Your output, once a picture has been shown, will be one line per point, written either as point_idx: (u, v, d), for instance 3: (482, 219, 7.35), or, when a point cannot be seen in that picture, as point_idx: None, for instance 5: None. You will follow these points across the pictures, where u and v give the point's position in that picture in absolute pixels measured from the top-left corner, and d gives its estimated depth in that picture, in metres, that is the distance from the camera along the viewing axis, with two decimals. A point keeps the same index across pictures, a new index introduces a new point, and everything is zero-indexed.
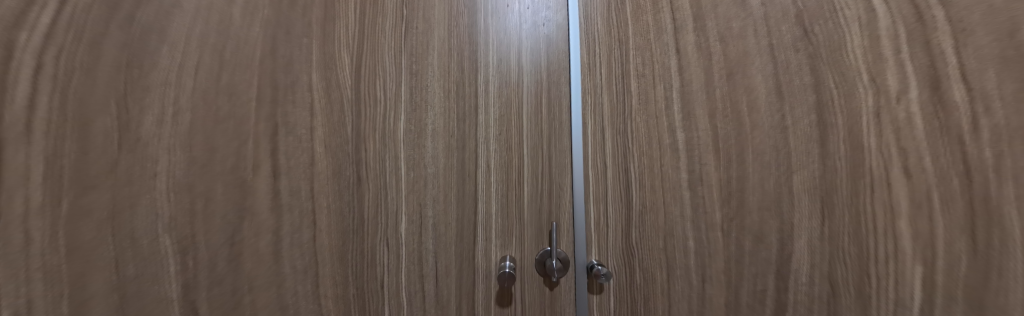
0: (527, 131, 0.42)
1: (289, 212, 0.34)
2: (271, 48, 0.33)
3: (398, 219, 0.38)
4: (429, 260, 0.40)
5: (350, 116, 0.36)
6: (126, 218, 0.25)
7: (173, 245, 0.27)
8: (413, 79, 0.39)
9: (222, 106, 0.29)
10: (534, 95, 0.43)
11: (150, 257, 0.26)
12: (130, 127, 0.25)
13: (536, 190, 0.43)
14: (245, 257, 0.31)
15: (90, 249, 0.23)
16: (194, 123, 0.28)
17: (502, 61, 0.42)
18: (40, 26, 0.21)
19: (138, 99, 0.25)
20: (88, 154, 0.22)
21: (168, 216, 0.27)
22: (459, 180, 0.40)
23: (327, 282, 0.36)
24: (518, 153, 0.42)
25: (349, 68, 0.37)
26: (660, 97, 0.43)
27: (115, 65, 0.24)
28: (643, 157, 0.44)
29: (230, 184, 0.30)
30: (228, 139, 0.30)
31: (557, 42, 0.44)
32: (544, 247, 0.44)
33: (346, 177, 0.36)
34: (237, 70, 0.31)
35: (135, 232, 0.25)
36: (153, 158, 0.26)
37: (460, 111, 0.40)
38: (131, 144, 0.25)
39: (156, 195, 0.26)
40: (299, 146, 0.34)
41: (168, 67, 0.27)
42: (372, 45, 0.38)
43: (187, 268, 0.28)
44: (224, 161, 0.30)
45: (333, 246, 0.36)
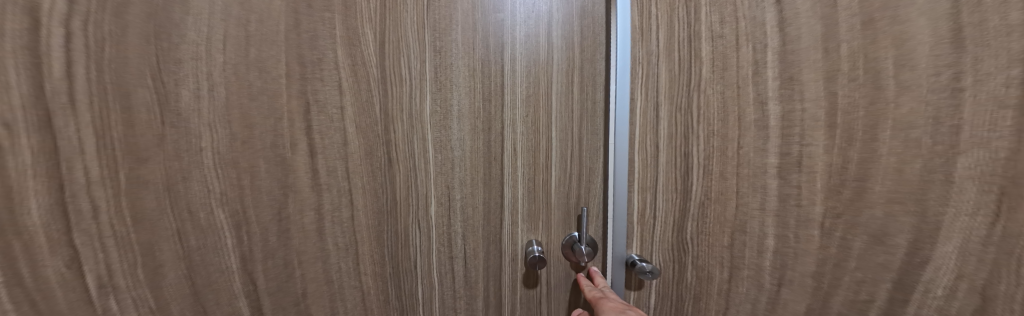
0: (556, 114, 0.37)
1: (329, 192, 0.33)
2: (293, 24, 0.29)
3: (428, 202, 0.37)
4: (457, 243, 0.39)
5: (378, 96, 0.33)
6: (183, 190, 0.27)
7: (227, 219, 0.29)
8: (438, 57, 0.35)
9: (253, 81, 0.28)
10: (565, 75, 0.36)
11: (208, 229, 0.28)
12: (167, 101, 0.25)
13: (566, 175, 0.38)
14: (292, 232, 0.32)
15: (155, 213, 0.26)
16: (229, 99, 0.27)
17: (531, 37, 0.36)
18: (66, 8, 0.22)
19: (175, 75, 0.26)
20: (136, 128, 0.25)
21: (219, 191, 0.28)
22: (486, 164, 0.37)
23: (367, 260, 0.36)
24: (546, 136, 0.37)
25: (374, 44, 0.32)
26: (740, 59, 0.33)
27: (143, 37, 0.24)
28: (713, 137, 0.35)
29: (271, 161, 0.30)
30: (264, 116, 0.29)
31: (593, 12, 0.36)
32: (572, 232, 0.39)
33: (378, 158, 0.34)
34: (264, 46, 0.28)
35: (191, 202, 0.27)
36: (195, 134, 0.27)
37: (487, 86, 0.36)
38: (172, 118, 0.26)
39: (204, 170, 0.27)
40: (331, 125, 0.32)
41: (195, 40, 0.26)
42: (394, 18, 0.33)
43: (242, 242, 0.30)
44: (264, 138, 0.29)
45: (371, 226, 0.35)
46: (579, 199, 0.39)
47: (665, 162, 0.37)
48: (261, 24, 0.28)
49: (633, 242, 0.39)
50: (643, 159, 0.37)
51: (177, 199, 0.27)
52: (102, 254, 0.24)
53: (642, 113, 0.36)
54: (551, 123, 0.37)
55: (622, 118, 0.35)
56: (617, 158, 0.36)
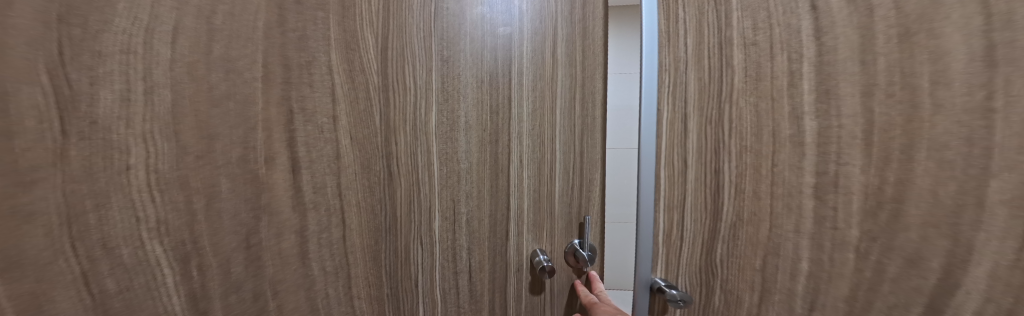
0: (559, 128, 0.33)
1: (315, 211, 0.25)
2: (277, 18, 0.22)
3: (431, 216, 0.31)
4: (462, 257, 0.33)
5: (379, 106, 0.27)
6: (94, 222, 0.16)
7: (170, 253, 0.18)
8: (446, 66, 0.30)
9: (216, 83, 0.20)
10: (567, 92, 0.33)
11: (146, 279, 0.18)
12: (76, 104, 0.15)
13: (568, 187, 0.34)
14: (266, 259, 0.23)
15: (42, 257, 0.15)
16: (179, 103, 0.18)
17: (537, 52, 0.33)
18: None
19: (92, 70, 0.15)
20: (14, 140, 0.14)
21: (155, 219, 0.18)
22: (493, 175, 0.32)
23: (362, 283, 0.28)
24: (551, 149, 0.33)
25: (376, 55, 0.27)
26: (773, 69, 0.29)
27: (39, 18, 0.14)
28: (741, 154, 0.31)
29: (239, 180, 0.21)
30: (230, 125, 0.20)
31: (596, 33, 0.34)
32: (573, 240, 0.35)
33: (377, 172, 0.28)
34: (235, 43, 0.20)
35: (108, 237, 0.16)
36: (124, 146, 0.16)
37: (495, 96, 0.32)
38: (85, 127, 0.15)
39: (133, 193, 0.17)
40: (321, 137, 0.24)
41: (127, 30, 0.17)
42: (398, 23, 0.28)
43: (192, 278, 0.19)
44: (228, 153, 0.20)
45: (366, 246, 0.28)
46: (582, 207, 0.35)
47: (696, 179, 0.32)
48: (232, 18, 0.20)
49: (658, 266, 0.33)
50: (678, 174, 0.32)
51: (83, 235, 0.16)
52: None
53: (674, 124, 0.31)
54: (556, 140, 0.33)
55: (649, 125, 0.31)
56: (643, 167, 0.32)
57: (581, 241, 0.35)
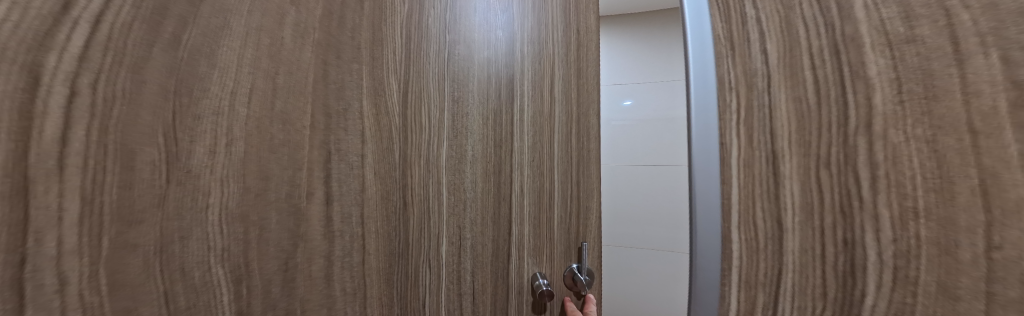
0: (557, 161, 0.48)
1: (341, 237, 0.30)
2: (322, 75, 0.28)
3: (440, 241, 0.40)
4: (466, 279, 0.42)
5: (398, 144, 0.35)
6: (178, 250, 0.20)
7: (227, 275, 0.22)
8: (455, 105, 0.42)
9: (275, 134, 0.25)
10: (563, 125, 0.49)
11: (205, 299, 0.21)
12: (179, 158, 0.20)
13: (565, 214, 0.48)
14: (299, 281, 0.27)
15: (137, 280, 0.18)
16: (248, 153, 0.23)
17: (537, 97, 0.48)
18: (81, 52, 0.16)
19: (191, 129, 0.20)
20: (134, 187, 0.18)
21: (222, 247, 0.22)
22: (496, 203, 0.44)
23: (376, 303, 0.33)
24: (549, 179, 0.48)
25: (397, 92, 0.36)
26: (964, 68, 0.12)
27: (162, 92, 0.19)
28: (927, 243, 0.13)
29: (284, 211, 0.26)
30: (282, 167, 0.25)
31: (585, 87, 0.51)
32: (573, 264, 0.49)
33: (394, 202, 0.35)
34: (292, 98, 0.26)
35: (185, 263, 0.20)
36: (207, 189, 0.21)
37: (499, 134, 0.45)
38: (181, 176, 0.20)
39: (209, 227, 0.21)
40: (350, 173, 0.30)
41: (218, 94, 0.22)
42: (416, 68, 0.38)
43: (242, 296, 0.23)
44: (280, 190, 0.25)
45: (381, 268, 0.34)
46: (579, 235, 0.49)
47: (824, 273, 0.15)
48: (290, 77, 0.26)
49: None
50: (770, 248, 0.17)
51: (169, 262, 0.20)
52: None
53: (752, 162, 0.17)
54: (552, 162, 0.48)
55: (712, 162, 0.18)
56: (700, 229, 0.18)
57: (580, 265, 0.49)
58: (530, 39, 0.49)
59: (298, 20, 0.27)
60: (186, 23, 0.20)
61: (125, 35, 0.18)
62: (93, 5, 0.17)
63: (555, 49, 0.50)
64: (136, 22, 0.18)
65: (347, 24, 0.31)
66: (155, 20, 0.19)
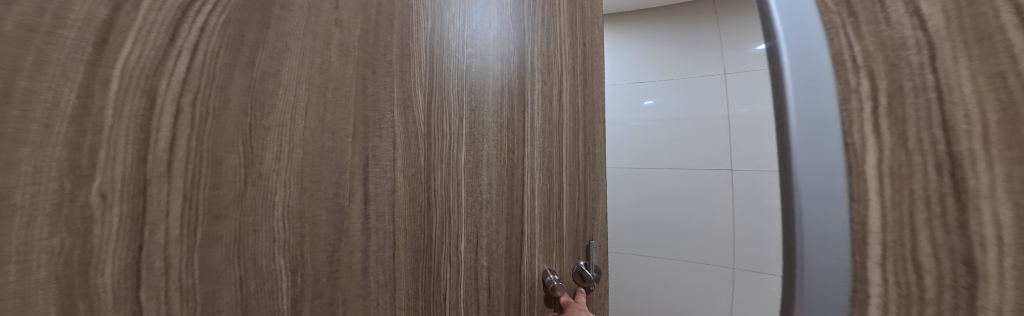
0: (567, 163, 0.57)
1: (375, 234, 0.34)
2: (360, 88, 0.33)
3: (459, 239, 0.43)
4: (484, 274, 0.46)
5: (422, 148, 0.38)
6: (250, 242, 0.25)
7: (286, 264, 0.27)
8: (473, 114, 0.45)
9: (325, 141, 0.29)
10: (573, 132, 0.59)
11: (268, 283, 0.26)
12: (253, 163, 0.25)
13: (571, 214, 0.57)
14: (341, 272, 0.31)
15: (220, 266, 0.23)
16: (303, 158, 0.28)
17: (546, 104, 0.55)
18: (182, 77, 0.22)
19: (262, 139, 0.25)
20: (219, 188, 0.23)
21: (283, 239, 0.27)
22: (509, 204, 0.48)
23: (403, 295, 0.37)
24: (557, 181, 0.55)
25: (422, 104, 0.39)
26: None
27: (241, 109, 0.24)
28: None
29: (330, 210, 0.30)
30: (330, 170, 0.30)
31: (587, 93, 0.61)
32: (578, 262, 0.58)
33: (419, 202, 0.38)
34: (337, 110, 0.30)
35: (257, 252, 0.25)
36: (272, 190, 0.26)
37: (511, 138, 0.49)
38: (253, 178, 0.25)
39: (274, 223, 0.26)
40: (384, 175, 0.34)
41: (282, 109, 0.27)
42: (439, 82, 0.42)
43: (296, 284, 0.28)
44: (328, 190, 0.30)
45: (406, 264, 0.37)
46: (586, 235, 0.59)
47: None
48: (336, 91, 0.30)
49: None
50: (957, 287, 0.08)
51: (244, 251, 0.25)
52: (166, 309, 0.21)
53: (908, 118, 0.09)
54: (562, 166, 0.56)
55: (834, 137, 0.10)
56: (805, 243, 0.10)
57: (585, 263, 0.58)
58: (539, 50, 0.55)
59: (342, 42, 0.32)
60: (258, 48, 0.25)
61: (211, 59, 0.23)
62: (190, 38, 0.22)
63: (561, 60, 0.59)
64: (221, 49, 0.24)
65: (380, 41, 0.35)
66: (235, 47, 0.24)
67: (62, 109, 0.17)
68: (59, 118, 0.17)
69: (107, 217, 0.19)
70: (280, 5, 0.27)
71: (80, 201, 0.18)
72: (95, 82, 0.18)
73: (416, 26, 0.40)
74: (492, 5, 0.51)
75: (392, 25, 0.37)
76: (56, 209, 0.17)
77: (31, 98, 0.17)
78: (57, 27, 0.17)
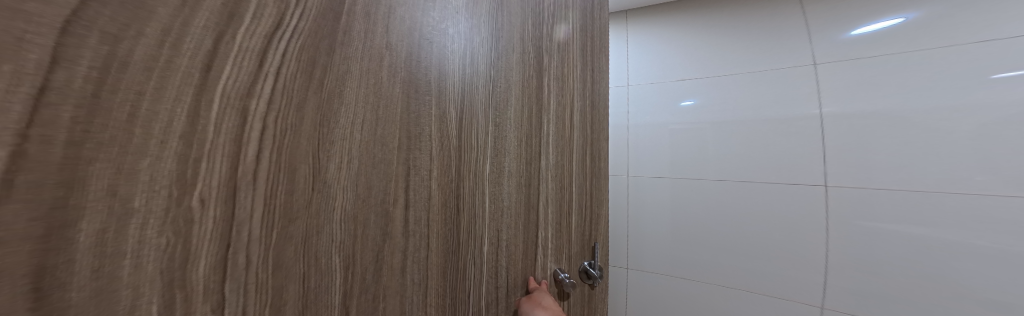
0: (577, 176, 0.77)
1: (413, 237, 0.41)
2: (405, 106, 0.39)
3: (483, 242, 0.53)
4: (503, 273, 0.57)
5: (454, 159, 0.47)
6: (312, 241, 0.31)
7: (339, 262, 0.33)
8: (497, 130, 0.55)
9: (377, 153, 0.36)
10: (583, 145, 0.79)
11: (325, 275, 0.32)
12: (319, 173, 0.31)
13: (582, 220, 0.79)
14: (385, 272, 0.38)
15: (289, 262, 0.29)
16: (360, 167, 0.34)
17: (560, 118, 0.72)
18: (267, 98, 0.26)
19: (326, 151, 0.31)
20: (293, 194, 0.29)
21: (339, 240, 0.33)
22: (526, 210, 0.62)
23: (433, 293, 0.45)
24: (570, 191, 0.74)
25: (455, 118, 0.47)
26: None
27: (312, 124, 0.30)
28: None
29: (378, 214, 0.37)
30: (381, 179, 0.36)
31: (590, 113, 0.82)
32: (584, 262, 0.79)
33: (450, 208, 0.46)
34: (385, 124, 0.37)
35: (318, 251, 0.31)
36: (332, 195, 0.32)
37: (528, 152, 0.62)
38: (318, 185, 0.31)
39: (331, 226, 0.32)
40: (422, 183, 0.42)
41: (344, 125, 0.33)
42: (469, 99, 0.49)
43: (346, 281, 0.34)
44: (377, 195, 0.36)
45: (438, 264, 0.45)
46: (592, 239, 0.83)
47: None
48: (388, 108, 0.37)
49: None
50: None
51: (308, 249, 0.31)
52: (242, 299, 0.26)
53: None
54: (573, 178, 0.76)
55: None
56: None
57: (590, 262, 0.81)
58: (548, 70, 0.69)
59: (393, 66, 0.38)
60: (326, 70, 0.31)
61: (288, 80, 0.28)
62: (274, 63, 0.27)
63: (569, 85, 0.75)
64: (298, 73, 0.29)
65: (423, 65, 0.42)
66: (309, 71, 0.30)
67: (176, 126, 0.21)
68: (172, 135, 0.21)
69: (204, 219, 0.23)
70: (343, 32, 0.33)
71: (184, 207, 0.22)
72: (200, 105, 0.22)
73: (449, 48, 0.46)
74: (507, 25, 0.59)
75: (430, 48, 0.43)
76: (164, 214, 0.21)
77: (151, 119, 0.20)
78: (174, 56, 0.21)
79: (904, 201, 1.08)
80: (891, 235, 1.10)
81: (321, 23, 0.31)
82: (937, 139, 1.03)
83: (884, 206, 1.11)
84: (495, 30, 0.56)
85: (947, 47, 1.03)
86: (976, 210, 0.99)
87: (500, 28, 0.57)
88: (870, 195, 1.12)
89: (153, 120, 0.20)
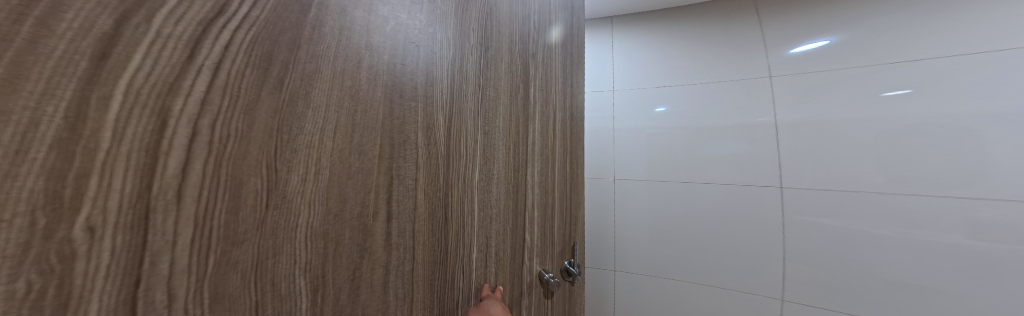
0: (559, 182, 0.77)
1: (397, 250, 0.39)
2: (388, 112, 0.38)
3: (471, 251, 0.51)
4: (492, 278, 0.56)
5: (442, 167, 0.45)
6: (268, 266, 0.28)
7: (305, 285, 0.31)
8: (487, 138, 0.54)
9: (353, 162, 0.34)
10: (564, 152, 0.80)
11: (286, 301, 0.30)
12: (276, 187, 0.28)
13: (564, 223, 0.80)
14: (363, 289, 0.36)
15: (235, 293, 0.26)
16: (330, 178, 0.32)
17: (545, 127, 0.72)
18: (199, 96, 0.24)
19: (287, 162, 0.29)
20: (238, 213, 0.26)
21: (304, 261, 0.30)
22: (514, 217, 0.61)
23: (420, 308, 0.43)
24: (554, 196, 0.74)
25: (442, 128, 0.45)
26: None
27: (267, 132, 0.27)
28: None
29: (355, 229, 0.35)
30: (357, 190, 0.34)
31: (570, 120, 0.84)
32: (566, 261, 0.80)
33: (437, 218, 0.44)
34: (364, 131, 0.35)
35: (276, 276, 0.29)
36: (295, 213, 0.29)
37: (516, 159, 0.62)
38: (277, 201, 0.28)
39: (294, 244, 0.30)
40: (406, 194, 0.40)
41: (310, 131, 0.30)
42: (457, 106, 0.48)
43: (314, 305, 0.32)
44: (352, 209, 0.34)
45: (424, 276, 0.43)
46: (572, 239, 0.84)
47: None
48: (366, 113, 0.35)
49: None
50: None
51: (263, 274, 0.28)
52: None
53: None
54: (555, 184, 0.76)
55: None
56: None
57: (571, 261, 0.82)
58: (534, 80, 0.69)
59: (373, 68, 0.36)
60: (287, 67, 0.29)
61: (236, 76, 0.26)
62: (209, 54, 0.24)
63: (552, 93, 0.76)
64: (248, 67, 0.26)
65: (409, 70, 0.40)
66: (264, 67, 0.27)
67: (43, 131, 0.17)
68: (37, 144, 0.17)
69: (97, 252, 0.20)
70: (311, 26, 0.31)
71: (60, 239, 0.18)
72: (88, 101, 0.18)
73: (439, 53, 0.45)
74: (495, 34, 0.58)
75: (418, 52, 0.42)
76: (23, 250, 0.17)
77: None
78: (40, 37, 0.17)
79: (889, 206, 1.03)
80: (868, 238, 1.06)
81: (283, 12, 0.29)
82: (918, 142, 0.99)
83: (863, 210, 1.06)
84: (485, 38, 0.55)
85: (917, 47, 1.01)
86: (960, 212, 0.95)
87: (490, 36, 0.57)
88: (849, 199, 1.08)
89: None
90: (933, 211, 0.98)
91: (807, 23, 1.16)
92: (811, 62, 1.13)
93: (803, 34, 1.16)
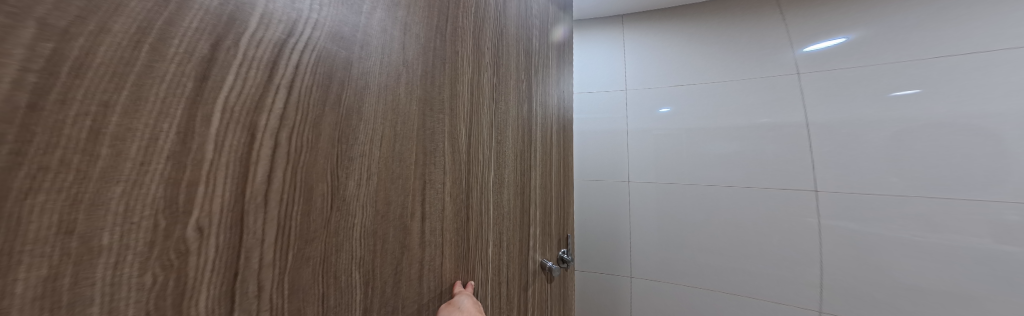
0: (558, 179, 0.83)
1: (429, 247, 0.45)
2: (420, 123, 0.44)
3: (488, 246, 0.56)
4: (505, 271, 0.60)
5: (464, 170, 0.50)
6: (332, 260, 0.34)
7: (358, 278, 0.36)
8: (500, 144, 0.59)
9: (394, 169, 0.40)
10: (562, 152, 0.86)
11: (343, 291, 0.35)
12: (337, 191, 0.34)
13: (562, 216, 0.86)
14: (403, 282, 0.41)
15: (306, 285, 0.32)
16: (377, 183, 0.38)
17: (547, 129, 0.78)
18: (278, 113, 0.29)
19: (345, 170, 0.35)
20: (310, 215, 0.32)
21: (358, 256, 0.36)
22: (523, 214, 0.66)
23: (446, 296, 0.48)
24: (553, 192, 0.80)
25: (464, 134, 0.50)
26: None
27: (329, 143, 0.33)
28: None
29: (396, 228, 0.40)
30: (398, 194, 0.40)
31: (566, 121, 0.90)
32: (563, 249, 0.87)
33: (461, 216, 0.50)
34: (402, 140, 0.41)
35: (337, 269, 0.34)
36: (352, 213, 0.35)
37: (524, 160, 0.67)
38: (337, 203, 0.34)
39: (350, 242, 0.35)
40: (437, 196, 0.46)
41: (364, 144, 0.36)
42: (476, 114, 0.53)
43: (365, 296, 0.37)
44: (395, 210, 0.40)
45: (451, 269, 0.48)
46: (568, 230, 0.90)
47: None
48: (404, 126, 0.41)
49: None
50: None
51: (327, 267, 0.33)
52: None
53: None
54: (555, 180, 0.82)
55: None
56: None
57: (568, 251, 0.88)
58: (537, 85, 0.75)
59: (409, 83, 0.42)
60: (343, 86, 0.34)
61: (304, 96, 0.31)
62: (284, 77, 0.29)
63: (551, 96, 0.82)
64: (314, 87, 0.32)
65: (435, 83, 0.46)
66: (327, 87, 0.33)
67: (161, 145, 0.21)
68: (155, 156, 0.21)
69: (205, 249, 0.24)
70: (360, 46, 0.36)
71: (177, 237, 0.22)
72: (192, 118, 0.23)
73: (458, 65, 0.51)
74: (506, 45, 0.63)
75: (442, 67, 0.48)
76: (149, 246, 0.21)
77: (122, 135, 0.19)
78: (153, 60, 0.21)
79: (912, 207, 1.00)
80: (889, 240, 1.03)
81: (338, 33, 0.34)
82: (938, 141, 0.97)
83: (885, 212, 1.03)
84: (497, 50, 0.60)
85: (936, 45, 1.00)
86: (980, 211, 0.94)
87: (501, 48, 0.62)
88: (869, 200, 1.05)
89: (124, 135, 0.19)
90: (955, 211, 0.96)
91: (822, 22, 1.15)
92: (827, 60, 1.12)
93: (819, 33, 1.15)
